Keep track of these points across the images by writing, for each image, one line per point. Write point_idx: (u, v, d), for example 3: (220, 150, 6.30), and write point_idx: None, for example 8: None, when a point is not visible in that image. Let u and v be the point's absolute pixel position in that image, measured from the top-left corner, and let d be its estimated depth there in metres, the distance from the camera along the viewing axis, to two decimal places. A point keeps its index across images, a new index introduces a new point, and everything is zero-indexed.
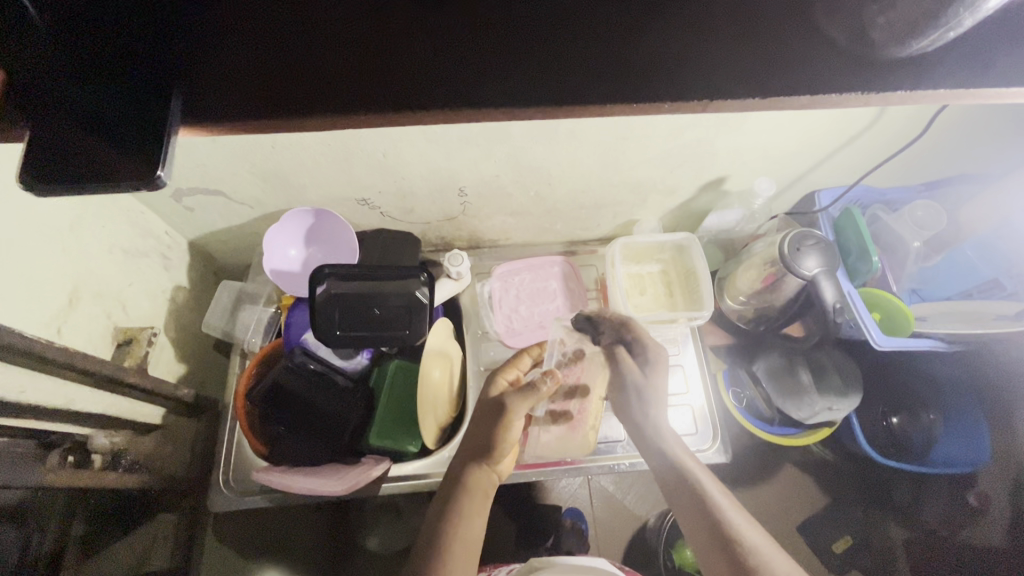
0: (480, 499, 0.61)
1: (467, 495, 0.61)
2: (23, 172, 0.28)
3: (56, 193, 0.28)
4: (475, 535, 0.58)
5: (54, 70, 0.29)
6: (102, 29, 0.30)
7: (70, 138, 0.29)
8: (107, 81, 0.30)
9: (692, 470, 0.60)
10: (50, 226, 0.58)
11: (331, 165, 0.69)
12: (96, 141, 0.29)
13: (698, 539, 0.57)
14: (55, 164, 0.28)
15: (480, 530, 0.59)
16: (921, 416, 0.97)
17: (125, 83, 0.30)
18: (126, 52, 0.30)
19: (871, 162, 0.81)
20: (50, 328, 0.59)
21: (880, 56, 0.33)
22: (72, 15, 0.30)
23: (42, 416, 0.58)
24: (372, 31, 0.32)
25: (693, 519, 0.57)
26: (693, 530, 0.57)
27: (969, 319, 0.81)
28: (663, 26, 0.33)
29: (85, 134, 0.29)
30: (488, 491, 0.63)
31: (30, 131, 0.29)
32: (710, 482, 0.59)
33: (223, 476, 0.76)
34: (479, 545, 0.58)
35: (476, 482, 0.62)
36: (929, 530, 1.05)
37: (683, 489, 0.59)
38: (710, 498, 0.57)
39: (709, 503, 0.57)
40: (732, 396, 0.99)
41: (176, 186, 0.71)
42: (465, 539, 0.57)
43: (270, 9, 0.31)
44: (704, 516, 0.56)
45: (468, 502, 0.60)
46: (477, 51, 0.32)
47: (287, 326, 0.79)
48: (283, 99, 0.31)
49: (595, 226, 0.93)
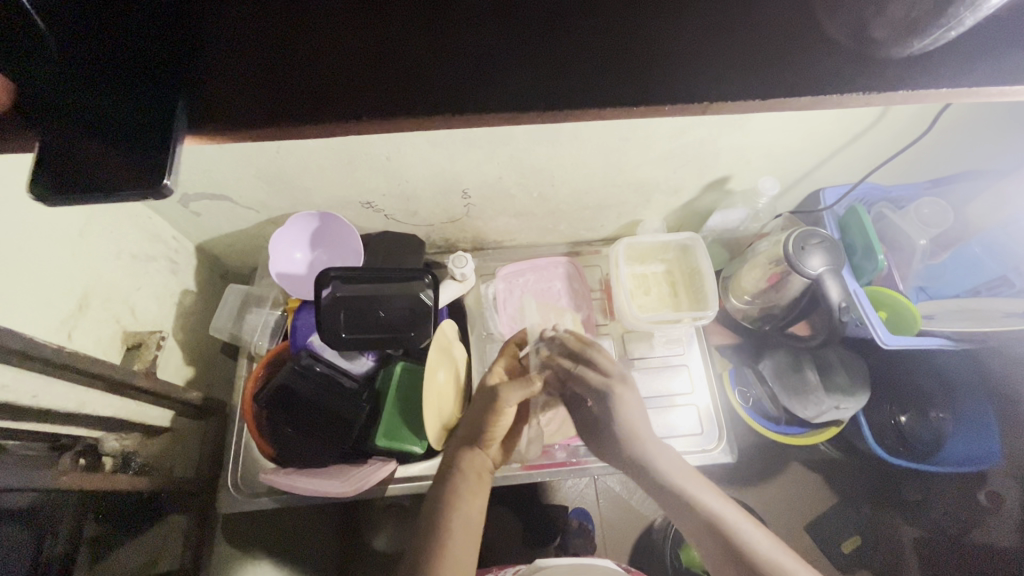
0: (474, 480, 0.63)
1: (462, 478, 0.63)
2: (33, 181, 0.28)
3: (68, 202, 0.29)
4: (474, 515, 0.60)
5: (62, 81, 0.30)
6: (110, 42, 0.31)
7: (82, 146, 0.29)
8: (113, 89, 0.30)
9: (689, 487, 0.61)
10: (60, 233, 0.59)
11: (334, 169, 0.70)
12: (109, 149, 0.30)
13: (706, 548, 0.58)
14: (66, 173, 0.29)
15: (479, 511, 0.60)
16: (929, 414, 0.96)
17: (130, 90, 0.30)
18: (131, 61, 0.31)
19: (877, 158, 0.81)
20: (60, 333, 0.60)
21: (881, 56, 0.33)
22: (77, 27, 0.30)
23: (52, 421, 0.59)
24: (375, 35, 0.32)
25: (698, 532, 0.59)
26: (694, 536, 0.59)
27: (979, 316, 0.80)
28: (665, 29, 0.33)
29: (97, 142, 0.29)
30: (481, 474, 0.65)
31: (38, 140, 0.29)
32: (708, 495, 0.61)
33: (232, 477, 0.77)
34: (479, 528, 0.59)
35: (467, 465, 0.64)
36: (938, 529, 1.04)
37: (683, 505, 0.61)
38: (712, 510, 0.59)
39: (713, 516, 0.58)
40: (738, 394, 1.01)
41: (182, 192, 0.71)
42: (464, 518, 0.59)
43: (276, 19, 0.32)
44: (708, 530, 0.58)
45: (463, 485, 0.62)
46: (478, 57, 0.32)
47: (293, 329, 0.80)
48: (290, 107, 0.31)
49: (598, 227, 0.93)
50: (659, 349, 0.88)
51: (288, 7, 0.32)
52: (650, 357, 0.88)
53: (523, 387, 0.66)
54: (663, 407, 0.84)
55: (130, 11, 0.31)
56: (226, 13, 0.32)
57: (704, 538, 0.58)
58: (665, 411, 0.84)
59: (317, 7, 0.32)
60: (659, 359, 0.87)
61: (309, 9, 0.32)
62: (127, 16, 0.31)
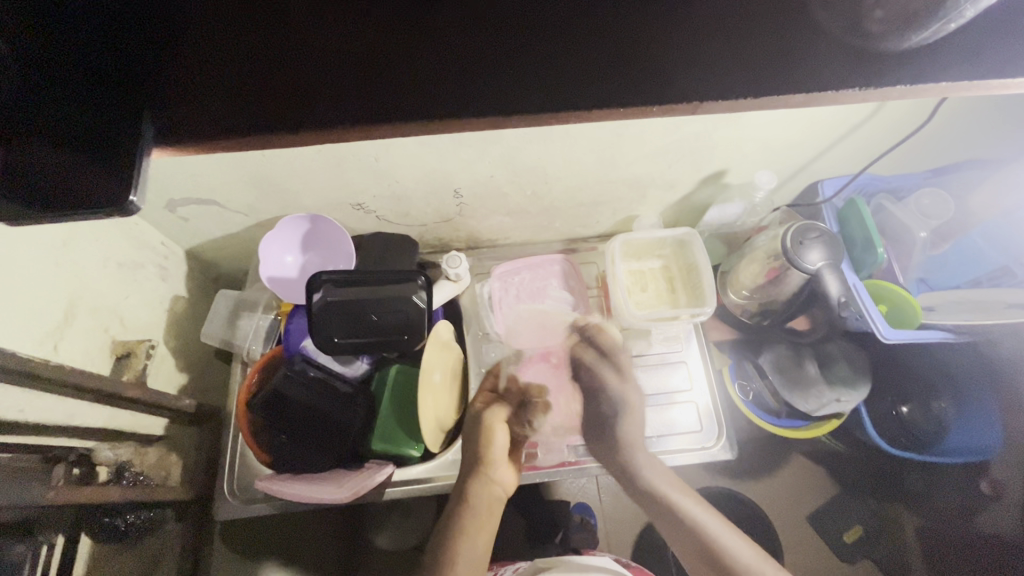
0: (482, 514, 0.65)
1: (469, 514, 0.65)
2: (6, 199, 0.30)
3: (45, 217, 0.30)
4: (480, 550, 0.64)
5: (37, 101, 0.31)
6: (77, 59, 0.32)
7: (45, 159, 0.31)
8: (81, 103, 0.31)
9: (681, 502, 0.67)
10: (41, 244, 0.58)
11: (322, 171, 0.68)
12: (76, 163, 0.31)
13: (686, 550, 0.64)
14: (37, 189, 0.30)
15: (485, 541, 0.65)
16: (931, 404, 0.96)
17: (99, 104, 0.31)
18: (100, 76, 0.32)
19: (876, 150, 0.79)
20: (46, 345, 0.59)
21: (874, 48, 0.33)
22: (49, 48, 0.31)
23: (37, 433, 0.57)
24: (356, 47, 0.33)
25: (687, 546, 0.65)
26: (678, 539, 0.65)
27: (980, 307, 0.77)
28: (653, 29, 0.34)
29: (64, 156, 0.31)
30: (491, 505, 0.67)
31: (10, 152, 0.31)
32: (702, 513, 0.66)
33: (229, 484, 0.77)
34: (483, 558, 0.64)
35: (476, 499, 0.66)
36: (941, 517, 1.04)
37: (675, 520, 0.66)
38: (704, 528, 0.64)
39: (705, 534, 0.63)
40: (737, 388, 0.99)
41: (168, 197, 0.70)
42: (469, 551, 0.63)
43: (259, 35, 0.34)
44: (698, 547, 0.63)
45: (469, 519, 0.64)
46: (459, 73, 0.33)
47: (286, 332, 0.79)
48: (269, 115, 0.33)
49: (594, 223, 0.92)
50: (656, 347, 0.87)
51: (272, 24, 0.34)
52: (647, 354, 0.87)
53: (501, 410, 0.71)
54: (661, 404, 0.84)
55: (106, 33, 0.32)
56: (202, 31, 0.33)
57: (686, 541, 0.64)
58: (665, 408, 0.83)
59: (296, 19, 0.34)
60: (656, 357, 0.87)
61: (294, 22, 0.34)
62: (101, 38, 0.32)
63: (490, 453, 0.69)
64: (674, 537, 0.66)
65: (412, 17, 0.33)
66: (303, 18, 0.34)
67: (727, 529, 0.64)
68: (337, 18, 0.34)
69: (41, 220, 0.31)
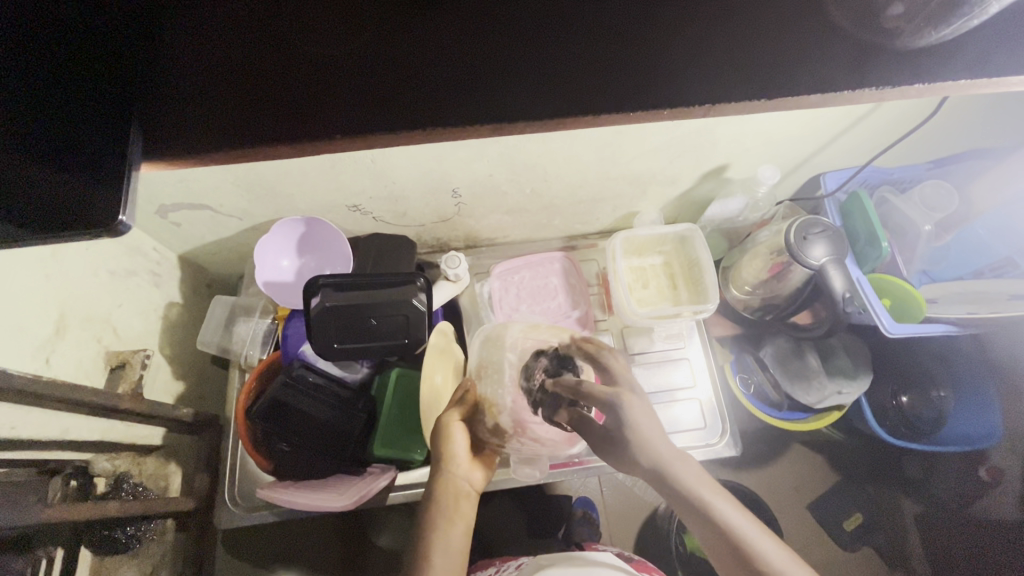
0: (451, 509, 0.60)
1: (436, 510, 0.60)
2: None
3: (36, 240, 0.30)
4: (456, 548, 0.58)
5: (24, 116, 0.30)
6: (65, 70, 0.30)
7: (8, 171, 0.30)
8: (47, 109, 0.30)
9: (712, 501, 0.51)
10: (29, 256, 0.56)
11: (317, 173, 0.67)
12: (49, 176, 0.30)
13: (716, 554, 0.51)
14: (27, 209, 0.30)
15: (461, 536, 0.59)
16: (930, 393, 0.94)
17: (67, 110, 0.30)
18: (65, 77, 0.30)
19: (881, 142, 0.78)
20: (37, 361, 0.57)
21: (890, 45, 0.32)
22: (36, 61, 0.30)
23: (30, 450, 0.56)
24: (357, 61, 0.32)
25: (714, 545, 0.51)
26: (708, 539, 0.51)
27: (982, 299, 0.77)
28: (664, 30, 0.32)
29: (31, 169, 0.30)
30: (460, 499, 0.61)
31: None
32: (734, 513, 0.51)
33: (230, 493, 0.76)
34: (463, 554, 0.58)
35: (441, 495, 0.61)
36: (940, 505, 1.04)
37: (698, 515, 0.51)
38: (737, 531, 0.49)
39: (738, 538, 0.49)
40: (739, 382, 0.98)
41: (160, 203, 0.68)
42: (443, 550, 0.57)
43: (260, 41, 0.33)
44: (731, 552, 0.50)
45: (438, 515, 0.59)
46: (459, 87, 0.32)
47: (285, 338, 0.78)
48: (265, 128, 0.32)
49: (594, 220, 0.90)
50: (659, 343, 0.86)
51: (273, 31, 0.33)
52: (650, 351, 0.86)
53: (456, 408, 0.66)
54: (663, 402, 0.83)
55: (95, 42, 0.31)
56: (201, 41, 0.33)
57: (720, 549, 0.50)
58: (668, 406, 0.83)
59: (298, 20, 0.33)
60: (658, 354, 0.86)
61: (294, 28, 0.33)
62: (90, 47, 0.31)
63: (447, 451, 0.63)
64: (700, 531, 0.52)
65: (410, 19, 0.32)
66: (301, 22, 0.33)
67: (763, 532, 0.50)
68: (338, 19, 0.33)
69: (33, 242, 0.30)
